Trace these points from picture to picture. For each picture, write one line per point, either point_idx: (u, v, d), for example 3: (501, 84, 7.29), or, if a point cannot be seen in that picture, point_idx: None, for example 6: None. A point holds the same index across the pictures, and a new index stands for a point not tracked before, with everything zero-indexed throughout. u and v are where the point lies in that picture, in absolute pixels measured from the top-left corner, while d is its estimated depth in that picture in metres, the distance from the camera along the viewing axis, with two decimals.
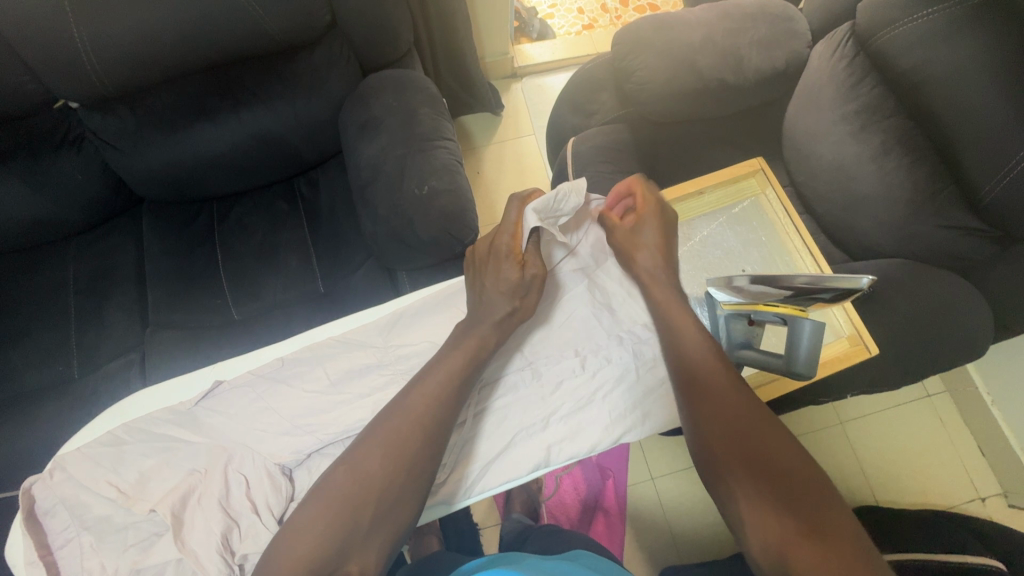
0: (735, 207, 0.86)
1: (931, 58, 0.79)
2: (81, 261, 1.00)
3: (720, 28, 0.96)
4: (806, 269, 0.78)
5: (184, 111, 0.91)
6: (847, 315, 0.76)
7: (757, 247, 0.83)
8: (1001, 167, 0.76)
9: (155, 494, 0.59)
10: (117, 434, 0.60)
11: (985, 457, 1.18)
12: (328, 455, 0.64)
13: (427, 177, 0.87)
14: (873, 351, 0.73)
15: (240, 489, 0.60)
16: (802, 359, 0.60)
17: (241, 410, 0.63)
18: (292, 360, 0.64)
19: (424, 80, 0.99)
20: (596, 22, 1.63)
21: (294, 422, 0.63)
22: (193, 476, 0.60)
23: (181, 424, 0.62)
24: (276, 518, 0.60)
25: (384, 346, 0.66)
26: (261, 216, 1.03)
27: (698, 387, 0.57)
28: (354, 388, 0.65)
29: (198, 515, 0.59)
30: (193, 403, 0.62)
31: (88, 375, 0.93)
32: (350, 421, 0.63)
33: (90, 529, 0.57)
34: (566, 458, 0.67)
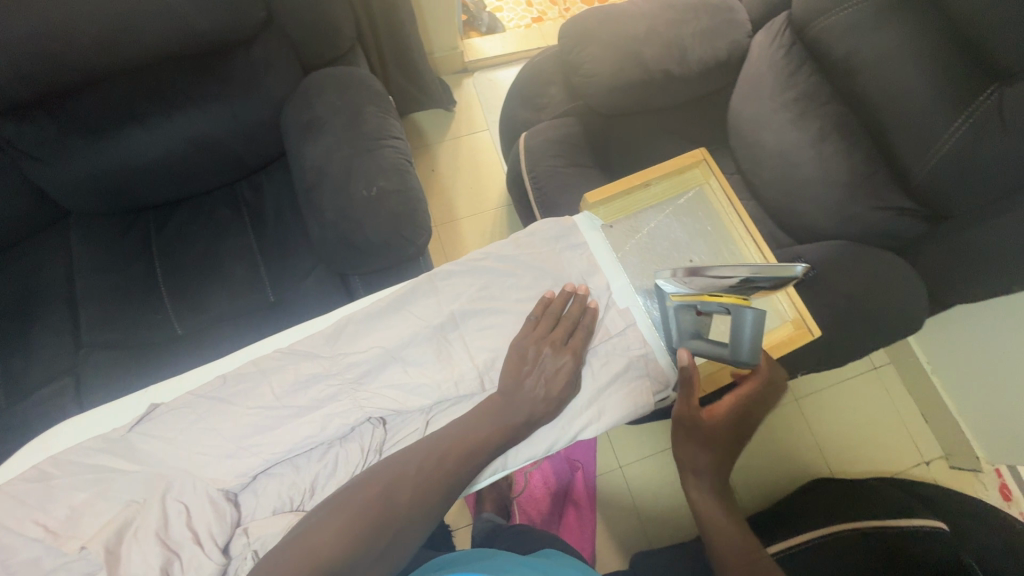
0: (681, 198, 0.85)
1: (864, 46, 0.83)
2: (2, 281, 0.92)
3: (664, 20, 0.97)
4: (750, 257, 0.80)
5: (111, 117, 0.85)
6: (791, 299, 0.78)
7: (705, 239, 0.82)
8: (929, 150, 0.81)
9: (91, 529, 0.55)
10: (44, 468, 0.56)
11: (926, 422, 1.26)
12: (275, 475, 0.62)
13: (375, 178, 0.85)
14: (815, 333, 0.76)
15: (180, 518, 0.57)
16: (745, 348, 0.62)
17: (181, 433, 0.59)
18: (236, 377, 0.61)
19: (368, 77, 0.96)
20: (545, 15, 1.62)
21: (238, 445, 0.60)
22: (132, 507, 0.57)
23: (114, 453, 0.58)
24: (219, 547, 0.57)
25: (333, 355, 0.64)
26: (198, 226, 0.98)
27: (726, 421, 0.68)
28: (299, 401, 0.62)
29: (135, 549, 0.55)
30: (126, 429, 0.59)
31: (17, 403, 0.87)
32: (297, 439, 0.61)
33: (16, 574, 0.53)
34: (524, 460, 0.67)
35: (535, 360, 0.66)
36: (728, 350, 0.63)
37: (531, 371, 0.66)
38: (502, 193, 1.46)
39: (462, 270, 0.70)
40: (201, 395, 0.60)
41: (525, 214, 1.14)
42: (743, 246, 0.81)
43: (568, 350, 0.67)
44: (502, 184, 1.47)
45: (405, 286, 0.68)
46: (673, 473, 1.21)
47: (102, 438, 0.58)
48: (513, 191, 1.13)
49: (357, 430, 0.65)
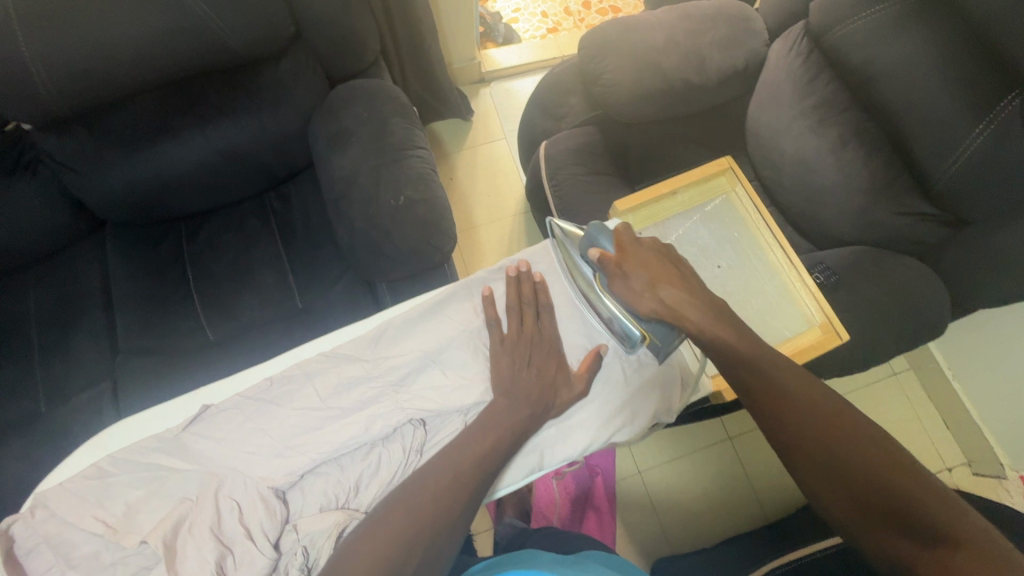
0: (708, 205, 0.86)
1: (880, 54, 0.85)
2: (41, 288, 0.96)
3: (682, 30, 0.99)
4: (777, 262, 0.81)
5: (147, 130, 0.88)
6: (819, 303, 0.77)
7: (732, 245, 0.84)
8: (950, 156, 0.81)
9: (147, 525, 0.57)
10: (102, 466, 0.58)
11: (948, 428, 1.26)
12: (322, 474, 0.64)
13: (402, 187, 0.87)
14: (845, 338, 0.75)
15: (233, 515, 0.59)
16: (607, 238, 0.67)
17: (231, 433, 0.61)
18: (280, 379, 0.63)
19: (394, 89, 0.99)
20: (560, 26, 1.65)
21: (286, 444, 0.62)
22: (185, 504, 0.59)
23: (168, 452, 0.60)
24: (272, 544, 0.59)
25: (374, 359, 0.65)
26: (232, 234, 1.00)
27: (678, 291, 0.65)
28: (343, 403, 0.64)
29: (190, 543, 0.57)
30: (181, 429, 0.60)
31: (56, 407, 0.89)
32: (342, 439, 0.63)
33: (76, 567, 0.56)
34: (559, 460, 0.69)
35: (510, 346, 0.68)
36: (605, 247, 0.67)
37: (532, 362, 0.68)
38: (520, 201, 1.48)
39: (495, 277, 0.72)
40: (249, 397, 0.62)
41: (545, 221, 1.16)
42: (770, 251, 0.82)
43: (539, 335, 0.70)
44: (519, 192, 1.49)
45: (441, 291, 0.69)
46: (691, 478, 1.22)
47: (157, 437, 0.60)
48: (533, 199, 1.15)
49: (399, 431, 0.67)
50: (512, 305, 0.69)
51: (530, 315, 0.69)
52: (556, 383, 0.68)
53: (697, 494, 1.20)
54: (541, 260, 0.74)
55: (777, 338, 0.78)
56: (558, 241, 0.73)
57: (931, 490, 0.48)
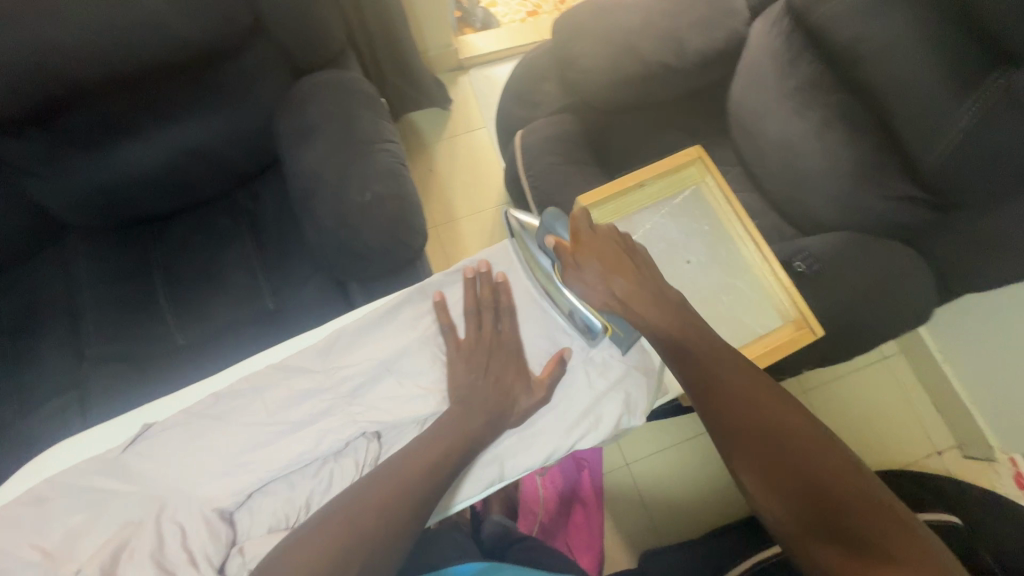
0: (677, 197, 0.82)
1: (865, 33, 0.82)
2: (3, 296, 0.93)
3: (659, 11, 0.95)
4: (749, 255, 0.78)
5: (108, 131, 0.86)
6: (791, 298, 0.74)
7: (702, 238, 0.80)
8: (938, 139, 0.79)
9: (86, 552, 0.55)
10: (38, 492, 0.56)
11: (939, 412, 1.24)
12: (270, 493, 0.62)
13: (370, 183, 0.84)
14: (818, 334, 0.73)
15: (175, 539, 0.57)
16: (563, 225, 0.66)
17: (175, 453, 0.59)
18: (229, 394, 0.61)
19: (361, 80, 0.95)
20: (539, 8, 1.60)
21: (232, 462, 0.60)
22: (128, 528, 0.57)
23: (107, 475, 0.57)
24: (215, 568, 0.57)
25: (326, 369, 0.64)
26: (196, 236, 0.97)
27: (630, 285, 0.62)
28: (293, 416, 0.62)
29: (129, 571, 0.55)
30: (121, 450, 0.58)
31: (23, 418, 0.87)
32: (292, 454, 0.61)
33: None
34: (522, 470, 0.67)
35: (466, 353, 0.67)
36: (561, 235, 0.66)
37: (490, 368, 0.67)
38: (502, 191, 1.45)
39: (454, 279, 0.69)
40: (194, 414, 0.60)
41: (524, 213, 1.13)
42: (742, 244, 0.79)
43: (499, 341, 0.69)
44: (501, 182, 1.46)
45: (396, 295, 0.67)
46: (679, 470, 1.21)
47: (98, 459, 0.57)
48: (512, 190, 1.12)
49: (353, 444, 0.64)
50: (471, 309, 0.68)
51: (490, 317, 0.68)
52: (514, 390, 0.67)
53: (684, 485, 1.19)
54: (501, 259, 0.71)
55: (751, 334, 0.74)
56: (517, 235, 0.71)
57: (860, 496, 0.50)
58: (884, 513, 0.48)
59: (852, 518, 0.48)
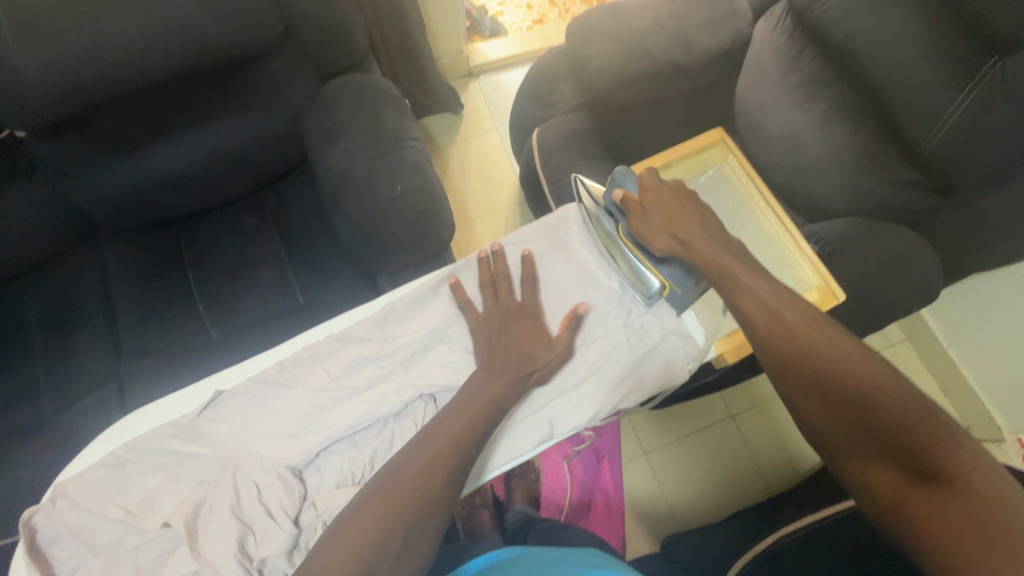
0: (702, 176, 0.88)
1: (863, 28, 0.87)
2: (40, 295, 0.96)
3: (667, 13, 1.01)
4: (772, 228, 0.83)
5: (141, 134, 0.89)
6: (814, 266, 0.79)
7: (728, 215, 0.85)
8: (935, 124, 0.84)
9: (166, 508, 0.59)
10: (118, 455, 0.59)
11: (946, 397, 1.28)
12: (337, 452, 0.65)
13: (399, 177, 0.88)
14: (841, 298, 0.76)
15: (251, 495, 0.61)
16: (631, 180, 0.72)
17: (244, 417, 0.62)
18: (292, 363, 0.64)
19: (385, 81, 0.99)
20: (545, 17, 1.66)
21: (300, 424, 0.63)
22: (204, 487, 0.60)
23: (185, 438, 0.61)
24: (291, 520, 0.61)
25: (382, 339, 0.67)
26: (227, 233, 1.01)
27: (690, 228, 0.67)
28: (355, 380, 0.65)
29: (210, 524, 0.59)
30: (196, 415, 0.61)
31: (62, 411, 0.90)
32: (358, 415, 0.65)
33: (99, 553, 0.58)
34: (570, 430, 0.70)
35: (487, 322, 0.69)
36: (628, 188, 0.72)
37: (511, 335, 0.69)
38: (514, 192, 1.49)
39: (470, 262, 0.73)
40: (260, 380, 0.63)
41: (540, 209, 1.17)
42: (764, 218, 0.84)
43: (519, 309, 0.71)
44: (513, 183, 1.50)
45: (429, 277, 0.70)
46: (695, 458, 1.23)
47: (173, 424, 0.60)
48: (529, 187, 1.16)
49: (411, 406, 0.69)
50: (484, 284, 0.71)
51: (507, 285, 0.71)
52: (534, 350, 0.69)
53: (701, 473, 1.22)
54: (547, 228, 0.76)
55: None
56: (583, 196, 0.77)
57: (932, 419, 0.49)
58: (942, 434, 0.48)
59: (906, 441, 0.49)
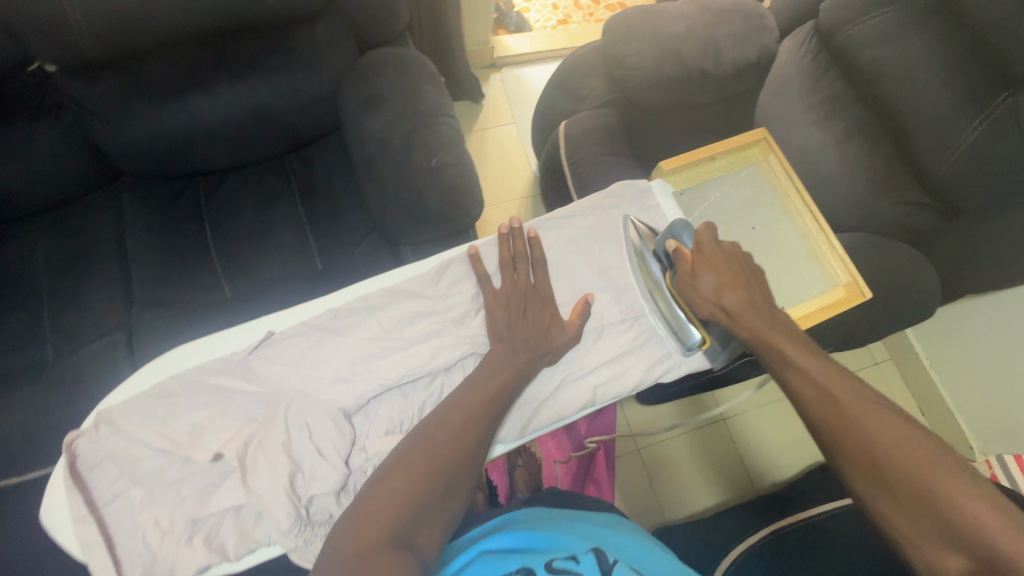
0: (743, 171, 0.90)
1: (885, 55, 0.92)
2: (52, 238, 0.93)
3: (701, 21, 1.04)
4: (804, 224, 0.86)
5: (178, 81, 0.87)
6: (844, 264, 0.82)
7: (765, 209, 0.88)
8: (950, 147, 0.88)
9: (215, 442, 0.60)
10: (167, 386, 0.61)
11: (923, 415, 1.34)
12: (387, 400, 0.66)
13: (435, 151, 0.89)
14: (867, 294, 0.79)
15: (303, 434, 0.61)
16: (687, 233, 0.72)
17: (295, 359, 0.64)
18: (346, 311, 0.66)
19: (423, 58, 0.99)
20: (570, 18, 1.70)
21: (353, 369, 0.65)
22: (252, 424, 0.62)
23: (234, 374, 0.63)
24: (342, 460, 0.60)
25: (436, 296, 0.70)
26: (252, 191, 1.00)
27: (740, 299, 0.66)
28: (408, 333, 0.67)
29: (260, 459, 0.60)
30: (247, 352, 0.63)
31: (67, 356, 0.88)
32: (409, 365, 0.66)
33: (141, 483, 0.59)
34: (614, 396, 0.72)
35: (504, 300, 0.69)
36: (682, 240, 0.72)
37: (528, 313, 0.69)
38: (528, 185, 1.51)
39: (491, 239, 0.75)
40: (314, 325, 0.65)
41: (559, 200, 1.19)
42: (798, 216, 0.87)
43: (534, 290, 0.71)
44: (527, 176, 1.52)
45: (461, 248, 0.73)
46: (689, 455, 1.27)
47: (225, 360, 0.63)
48: (550, 177, 1.18)
49: (461, 363, 0.69)
50: (506, 261, 0.71)
51: (524, 270, 0.71)
52: (551, 331, 0.70)
53: (692, 468, 1.25)
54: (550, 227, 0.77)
55: (806, 294, 0.82)
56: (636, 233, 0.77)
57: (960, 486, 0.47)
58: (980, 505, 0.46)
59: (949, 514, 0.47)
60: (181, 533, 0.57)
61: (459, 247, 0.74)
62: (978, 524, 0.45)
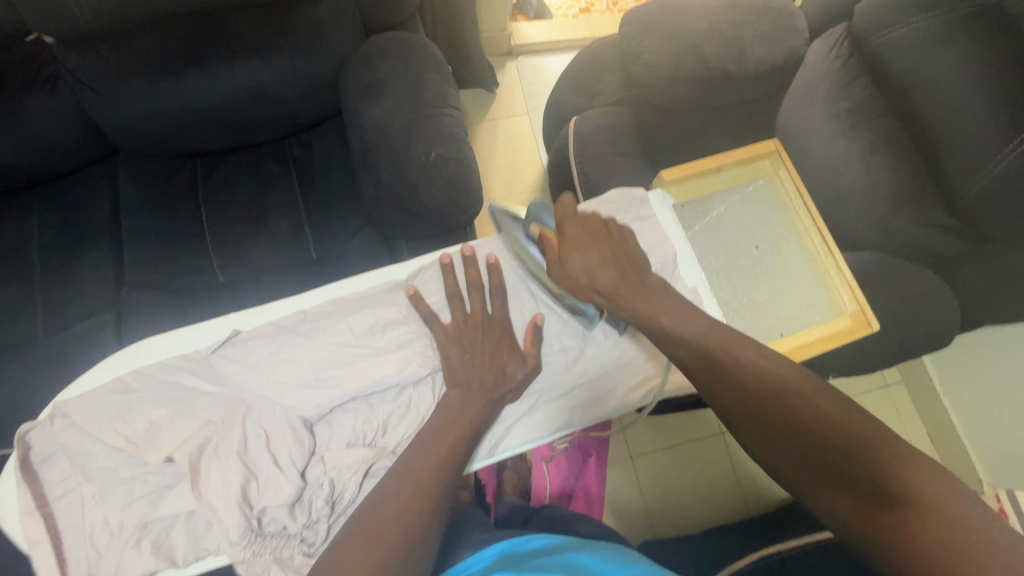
0: (751, 184, 0.86)
1: (923, 63, 0.85)
2: (47, 213, 0.93)
3: (726, 18, 0.98)
4: (811, 246, 0.81)
5: (175, 58, 0.84)
6: (852, 292, 0.76)
7: (768, 228, 0.85)
8: (982, 168, 0.82)
9: (170, 444, 0.59)
10: (126, 381, 0.60)
11: (931, 442, 1.29)
12: (349, 411, 0.65)
13: (434, 143, 0.86)
14: (874, 328, 0.74)
15: (260, 442, 0.61)
16: (549, 215, 0.70)
17: (264, 360, 0.63)
18: (315, 313, 0.65)
19: (430, 44, 0.96)
20: (593, 7, 1.64)
21: (317, 375, 0.64)
22: (210, 427, 0.61)
23: (196, 373, 0.62)
24: (297, 471, 0.60)
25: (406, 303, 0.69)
26: (248, 175, 0.98)
27: (615, 275, 0.62)
28: (377, 342, 0.66)
29: (214, 465, 0.59)
30: (209, 351, 0.62)
31: (57, 332, 0.87)
32: (374, 376, 0.64)
33: (92, 480, 0.59)
34: (590, 420, 0.71)
35: (454, 335, 0.67)
36: (546, 223, 0.69)
37: (488, 340, 0.67)
38: (538, 179, 1.47)
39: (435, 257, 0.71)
40: (283, 327, 0.64)
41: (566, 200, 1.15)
42: (806, 237, 0.82)
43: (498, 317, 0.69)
44: (537, 170, 1.48)
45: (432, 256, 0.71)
46: (682, 469, 1.23)
47: (186, 358, 0.62)
48: (557, 175, 1.14)
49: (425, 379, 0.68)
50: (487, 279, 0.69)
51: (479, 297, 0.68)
52: (507, 364, 0.67)
53: (685, 484, 1.22)
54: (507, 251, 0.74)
55: (808, 323, 0.78)
56: (503, 225, 0.73)
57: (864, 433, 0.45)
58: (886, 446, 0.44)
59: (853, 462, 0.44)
60: (127, 537, 0.57)
61: (437, 252, 0.71)
62: (897, 471, 0.42)
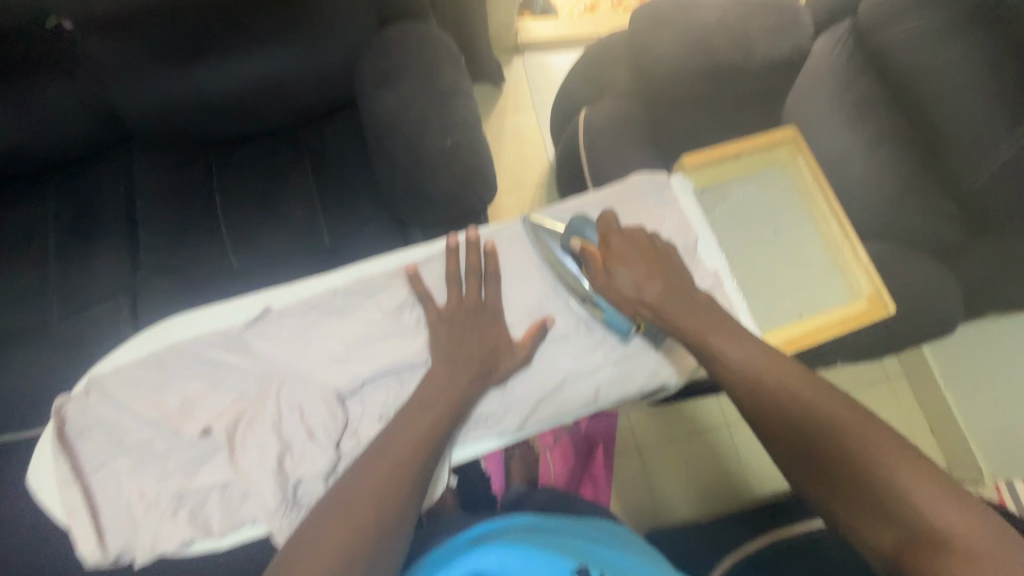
0: (769, 170, 0.88)
1: (927, 57, 0.87)
2: (60, 200, 0.93)
3: (734, 12, 1.00)
4: (830, 231, 0.83)
5: (191, 46, 0.85)
6: (869, 275, 0.78)
7: (787, 212, 0.86)
8: (987, 159, 0.84)
9: (205, 416, 0.61)
10: (162, 357, 0.63)
11: (932, 434, 1.31)
12: (381, 386, 0.66)
13: (448, 132, 0.86)
14: (892, 309, 0.75)
15: (295, 415, 0.62)
16: (589, 228, 0.71)
17: (293, 337, 0.65)
18: (345, 292, 0.67)
19: (442, 35, 0.96)
20: (598, 4, 1.65)
21: (348, 351, 0.65)
22: (244, 401, 0.62)
23: (230, 349, 0.63)
24: (331, 443, 0.61)
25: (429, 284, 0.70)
26: (263, 163, 0.98)
27: (663, 290, 0.63)
28: (404, 319, 0.67)
29: (251, 436, 0.61)
30: (243, 327, 0.64)
31: (70, 317, 0.87)
32: (400, 353, 0.65)
33: (129, 452, 0.61)
34: (616, 398, 0.71)
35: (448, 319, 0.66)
36: (586, 236, 0.70)
37: (495, 322, 0.68)
38: (543, 173, 1.48)
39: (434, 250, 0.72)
40: (313, 305, 0.66)
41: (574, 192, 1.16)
42: (824, 222, 0.84)
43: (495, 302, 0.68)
44: (543, 164, 1.49)
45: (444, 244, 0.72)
46: (688, 458, 1.25)
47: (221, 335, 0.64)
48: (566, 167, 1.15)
49: None
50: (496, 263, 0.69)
51: (474, 284, 0.68)
52: (498, 350, 0.67)
53: (692, 472, 1.24)
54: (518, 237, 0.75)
55: (823, 306, 0.80)
56: (538, 236, 0.74)
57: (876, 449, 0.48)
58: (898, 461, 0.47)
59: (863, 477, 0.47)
60: (164, 507, 0.59)
61: None
62: (901, 484, 0.46)
